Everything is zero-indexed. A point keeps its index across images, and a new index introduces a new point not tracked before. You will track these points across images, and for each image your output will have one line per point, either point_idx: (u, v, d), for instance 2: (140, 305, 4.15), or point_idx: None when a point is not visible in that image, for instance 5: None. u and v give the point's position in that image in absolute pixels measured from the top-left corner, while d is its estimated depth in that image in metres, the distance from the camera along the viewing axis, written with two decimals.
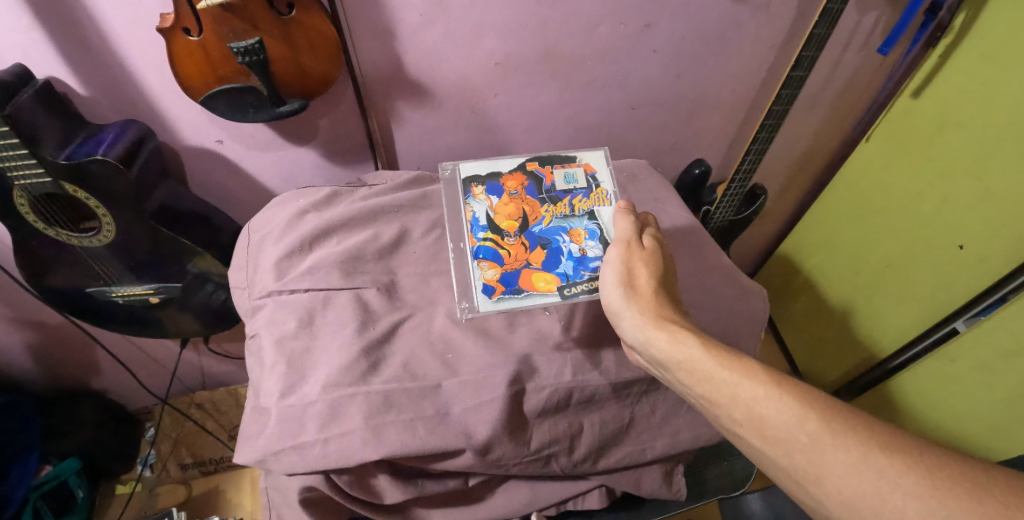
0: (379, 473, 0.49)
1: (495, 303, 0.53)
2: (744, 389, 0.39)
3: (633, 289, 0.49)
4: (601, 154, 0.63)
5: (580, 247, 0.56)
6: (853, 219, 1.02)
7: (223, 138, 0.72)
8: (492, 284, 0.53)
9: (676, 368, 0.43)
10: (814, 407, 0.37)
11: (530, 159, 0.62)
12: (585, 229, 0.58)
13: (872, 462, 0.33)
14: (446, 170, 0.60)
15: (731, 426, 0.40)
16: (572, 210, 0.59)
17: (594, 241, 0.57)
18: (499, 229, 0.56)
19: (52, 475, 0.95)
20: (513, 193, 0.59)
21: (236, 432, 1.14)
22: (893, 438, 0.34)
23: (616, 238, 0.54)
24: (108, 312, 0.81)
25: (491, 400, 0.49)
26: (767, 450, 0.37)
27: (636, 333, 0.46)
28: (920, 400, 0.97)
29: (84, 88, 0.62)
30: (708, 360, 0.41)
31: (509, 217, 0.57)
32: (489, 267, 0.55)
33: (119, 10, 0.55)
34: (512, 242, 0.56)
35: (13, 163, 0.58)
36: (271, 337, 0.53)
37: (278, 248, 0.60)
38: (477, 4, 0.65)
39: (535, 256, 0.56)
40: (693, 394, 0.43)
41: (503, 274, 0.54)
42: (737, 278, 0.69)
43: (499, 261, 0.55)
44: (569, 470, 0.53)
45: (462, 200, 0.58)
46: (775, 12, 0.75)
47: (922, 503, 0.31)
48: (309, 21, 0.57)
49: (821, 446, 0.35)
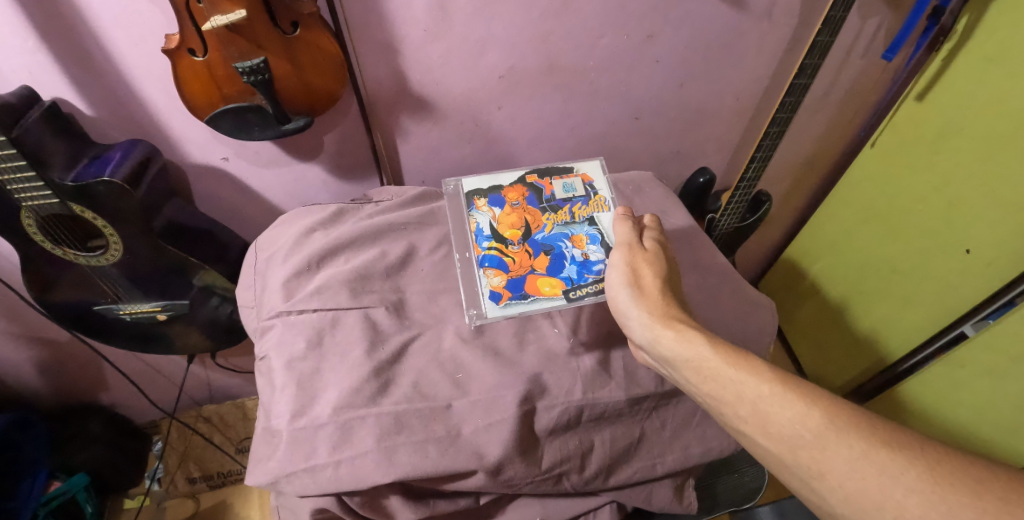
0: (390, 494, 0.48)
1: (503, 309, 0.53)
2: (749, 387, 0.39)
3: (641, 290, 0.49)
4: (597, 164, 0.64)
5: (583, 252, 0.57)
6: (859, 224, 1.01)
7: (229, 156, 0.73)
8: (499, 291, 0.54)
9: (682, 367, 0.43)
10: (817, 405, 0.37)
11: (528, 172, 0.62)
12: (586, 235, 0.58)
13: (873, 458, 0.33)
14: (448, 187, 0.62)
15: (737, 424, 0.40)
16: (572, 217, 0.59)
17: (596, 245, 0.57)
18: (502, 238, 0.57)
19: (61, 490, 0.94)
20: (513, 203, 0.60)
21: (244, 445, 1.14)
22: (895, 435, 0.34)
23: (618, 242, 0.54)
24: (115, 330, 0.80)
25: (502, 420, 0.49)
26: (772, 447, 0.37)
27: (645, 333, 0.46)
28: (933, 406, 0.96)
29: (90, 108, 0.62)
30: (715, 358, 0.42)
31: (512, 225, 0.58)
32: (495, 275, 0.55)
33: (124, 32, 0.55)
34: (516, 250, 0.56)
35: (21, 185, 0.58)
36: (281, 359, 0.53)
37: (286, 267, 0.60)
38: (480, 19, 0.65)
39: (539, 263, 0.56)
40: (700, 393, 0.43)
41: (509, 281, 0.54)
42: (745, 291, 0.68)
43: (504, 268, 0.55)
44: (580, 488, 0.52)
45: (465, 212, 0.59)
46: (778, 21, 0.75)
47: (924, 498, 0.31)
48: (313, 40, 0.57)
49: (824, 443, 0.35)
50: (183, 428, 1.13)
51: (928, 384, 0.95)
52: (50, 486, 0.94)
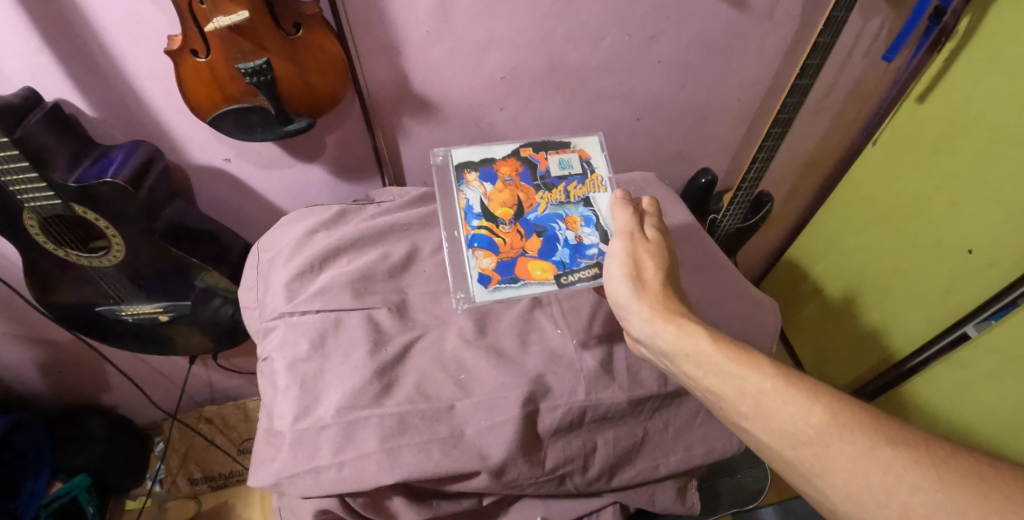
0: (394, 495, 0.48)
1: (492, 293, 0.53)
2: (752, 383, 0.39)
3: (641, 282, 0.48)
4: (597, 140, 0.62)
5: (576, 235, 0.57)
6: (862, 224, 1.01)
7: (231, 156, 0.73)
8: (488, 274, 0.54)
9: (683, 361, 0.43)
10: (821, 401, 0.37)
11: (523, 145, 0.60)
12: (580, 217, 0.58)
13: (877, 456, 0.33)
14: (437, 157, 0.59)
15: (738, 420, 0.40)
16: (567, 197, 0.58)
17: (590, 228, 0.57)
18: (494, 217, 0.56)
19: (62, 492, 0.94)
20: (507, 179, 0.58)
21: (245, 446, 1.14)
22: (900, 432, 0.34)
23: (618, 230, 0.53)
24: (116, 331, 0.80)
25: (505, 420, 0.48)
26: (774, 444, 0.37)
27: (645, 326, 0.46)
28: (936, 407, 0.96)
29: (93, 109, 0.62)
30: (716, 352, 0.42)
31: (506, 203, 0.57)
32: (485, 256, 0.55)
33: (126, 33, 0.55)
34: (507, 230, 0.56)
35: (24, 186, 0.58)
36: (283, 360, 0.53)
37: (288, 267, 0.60)
38: (482, 19, 0.65)
39: (532, 245, 0.56)
40: (700, 388, 0.43)
41: (499, 264, 0.55)
42: (748, 291, 0.68)
43: (493, 249, 0.55)
44: (583, 489, 0.52)
45: (454, 187, 0.58)
46: (779, 22, 0.75)
47: (929, 496, 0.31)
48: (316, 40, 0.57)
49: (828, 440, 0.35)
50: (185, 429, 1.13)
51: (930, 385, 0.95)
52: (52, 487, 0.94)
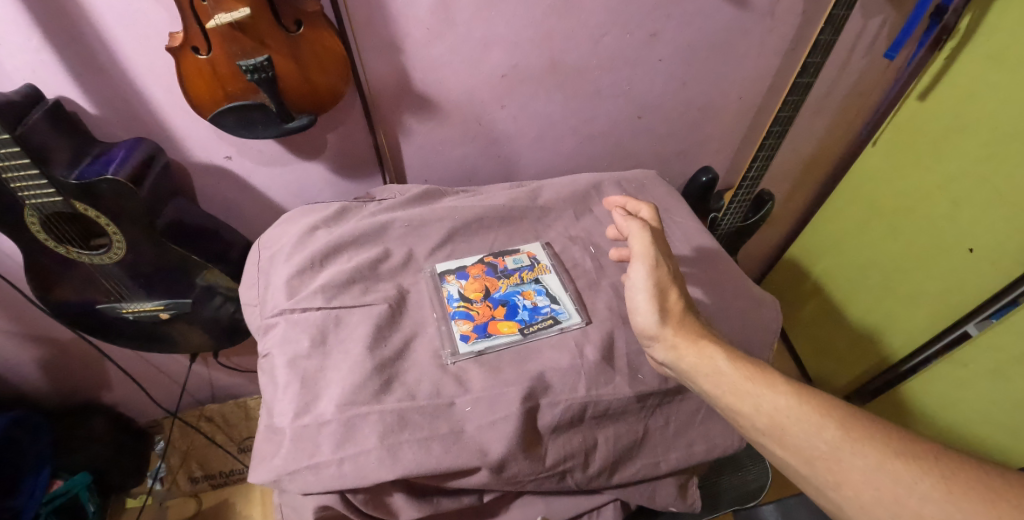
0: (395, 491, 0.48)
1: (472, 345, 0.55)
2: (767, 400, 0.40)
3: (665, 310, 0.47)
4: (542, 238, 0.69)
5: (532, 300, 0.61)
6: (863, 223, 1.01)
7: (232, 154, 0.73)
8: (467, 332, 0.57)
9: (703, 382, 0.44)
10: (832, 415, 0.37)
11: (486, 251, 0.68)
12: (534, 289, 0.63)
13: (888, 468, 0.34)
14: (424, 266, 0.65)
15: (754, 435, 0.40)
16: (522, 279, 0.64)
17: (543, 296, 0.62)
18: (468, 297, 0.61)
19: (62, 490, 0.94)
20: (476, 274, 0.64)
21: (246, 445, 1.14)
22: (910, 444, 0.35)
23: (639, 257, 0.50)
24: (118, 329, 0.80)
25: (505, 417, 0.48)
26: (791, 460, 0.38)
27: (669, 353, 0.46)
28: (937, 407, 0.95)
29: (94, 107, 0.62)
30: (733, 372, 0.42)
31: (476, 287, 0.62)
32: (463, 322, 0.58)
33: (129, 30, 0.56)
34: (478, 304, 0.61)
35: (25, 183, 0.58)
36: (284, 356, 0.53)
37: (289, 265, 0.60)
38: (483, 16, 0.65)
39: (498, 312, 0.61)
40: (718, 406, 0.43)
41: (475, 326, 0.58)
42: (750, 288, 0.68)
43: (471, 317, 0.59)
44: (583, 486, 0.52)
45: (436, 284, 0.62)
46: (780, 19, 0.75)
47: (938, 506, 0.31)
48: (316, 37, 0.57)
49: (840, 453, 0.35)
50: (185, 427, 1.12)
51: (932, 384, 0.95)
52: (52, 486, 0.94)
